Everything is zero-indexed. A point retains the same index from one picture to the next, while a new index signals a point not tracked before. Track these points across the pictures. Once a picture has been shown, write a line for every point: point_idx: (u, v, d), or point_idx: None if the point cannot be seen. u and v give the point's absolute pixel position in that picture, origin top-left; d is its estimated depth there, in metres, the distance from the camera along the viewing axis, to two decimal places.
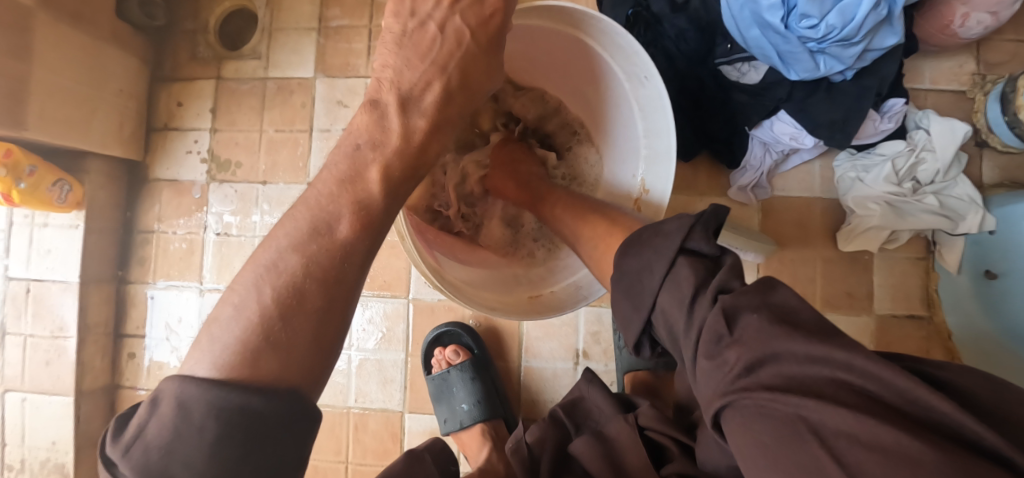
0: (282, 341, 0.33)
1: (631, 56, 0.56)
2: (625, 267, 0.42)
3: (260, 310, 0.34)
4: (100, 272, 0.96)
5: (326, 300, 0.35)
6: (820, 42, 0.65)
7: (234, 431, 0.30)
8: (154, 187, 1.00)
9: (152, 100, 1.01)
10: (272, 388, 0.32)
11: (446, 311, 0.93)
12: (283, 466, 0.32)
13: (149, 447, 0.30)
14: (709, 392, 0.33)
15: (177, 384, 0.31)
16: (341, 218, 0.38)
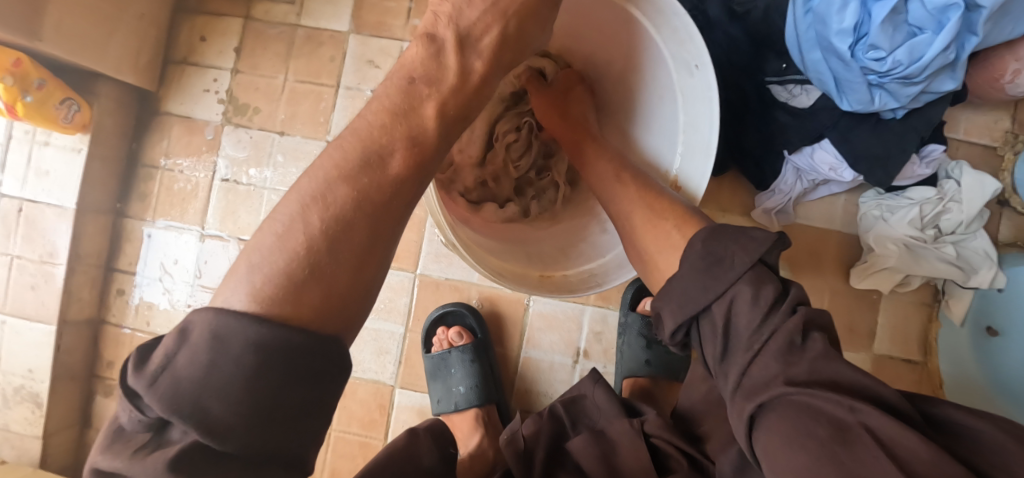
0: (326, 275, 0.30)
1: (683, 41, 0.54)
2: (710, 249, 0.40)
3: (306, 242, 0.30)
4: (98, 201, 0.92)
5: (372, 239, 0.32)
6: (882, 76, 0.65)
7: (281, 369, 0.27)
8: (164, 121, 0.96)
9: (173, 30, 0.96)
10: (311, 328, 0.29)
11: (452, 291, 0.91)
12: (316, 412, 0.29)
13: (179, 381, 0.26)
14: (761, 386, 0.35)
15: (213, 314, 0.27)
16: (394, 152, 0.34)
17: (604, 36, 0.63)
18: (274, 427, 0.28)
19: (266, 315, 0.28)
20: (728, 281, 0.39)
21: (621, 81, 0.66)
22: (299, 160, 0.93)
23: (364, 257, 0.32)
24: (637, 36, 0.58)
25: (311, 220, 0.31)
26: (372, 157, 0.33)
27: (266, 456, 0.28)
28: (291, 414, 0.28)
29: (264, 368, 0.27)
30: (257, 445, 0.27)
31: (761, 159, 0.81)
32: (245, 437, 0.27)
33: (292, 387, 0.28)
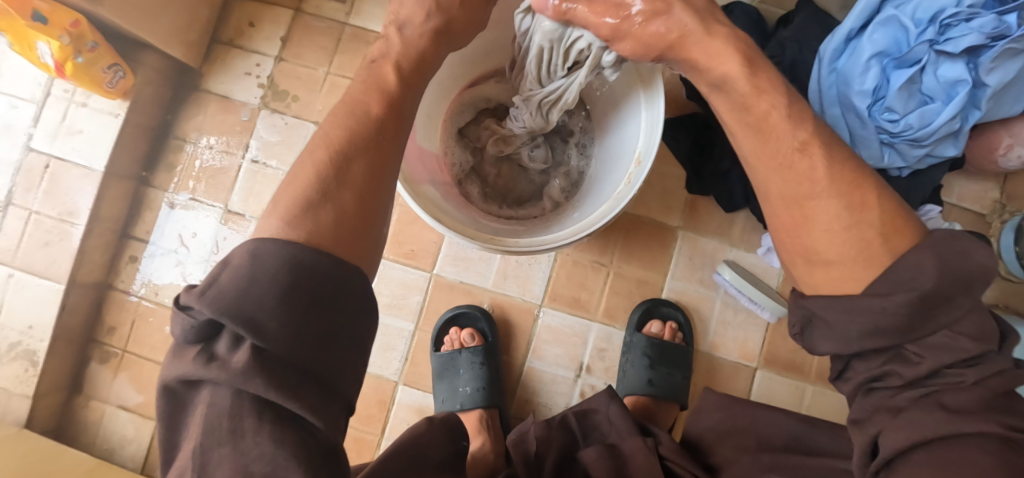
0: (332, 203, 0.38)
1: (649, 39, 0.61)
2: (895, 270, 0.38)
3: (313, 180, 0.39)
4: (125, 166, 0.93)
5: (367, 188, 0.40)
6: (894, 136, 0.70)
7: (311, 294, 0.34)
8: (202, 97, 0.97)
9: (224, 12, 0.99)
10: (324, 249, 0.36)
11: (465, 294, 0.93)
12: (344, 333, 0.36)
13: (224, 290, 0.33)
14: (933, 418, 0.36)
15: (251, 245, 0.35)
16: (372, 102, 0.43)
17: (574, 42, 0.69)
18: (309, 348, 0.34)
19: (295, 250, 0.35)
20: (960, 312, 0.36)
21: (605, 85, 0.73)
22: None
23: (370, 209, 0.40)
24: None
25: (320, 170, 0.39)
26: (360, 120, 0.42)
27: (302, 365, 0.33)
28: (323, 324, 0.35)
29: (294, 290, 0.34)
30: (296, 361, 0.33)
31: None
32: (288, 339, 0.33)
33: (320, 301, 0.35)
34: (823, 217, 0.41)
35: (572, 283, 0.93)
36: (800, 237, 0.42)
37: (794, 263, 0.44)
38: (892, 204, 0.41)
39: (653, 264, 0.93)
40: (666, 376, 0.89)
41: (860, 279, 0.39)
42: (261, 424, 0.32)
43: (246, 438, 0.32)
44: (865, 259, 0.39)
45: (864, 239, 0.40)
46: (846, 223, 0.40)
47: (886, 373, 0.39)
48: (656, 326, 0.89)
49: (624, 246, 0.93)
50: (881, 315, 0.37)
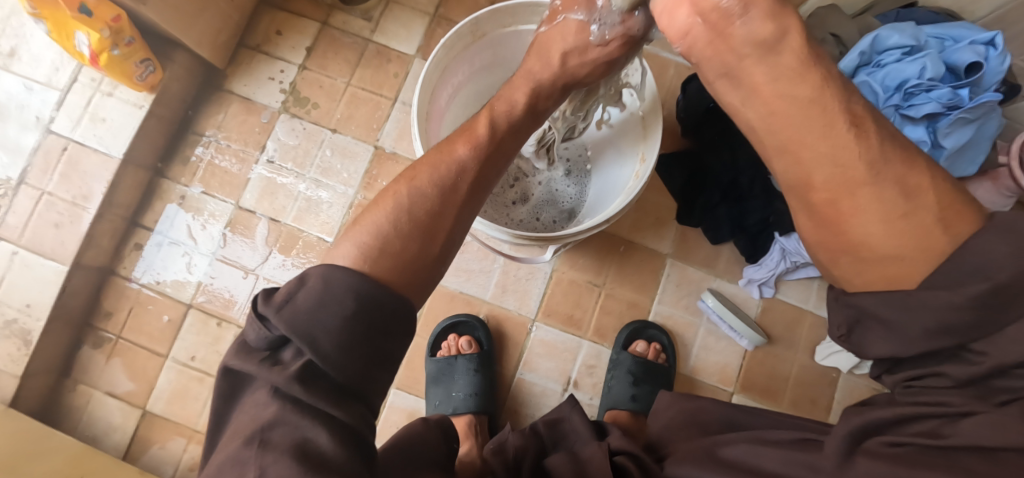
0: (406, 228, 0.39)
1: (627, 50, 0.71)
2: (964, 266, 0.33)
3: (397, 206, 0.40)
4: (143, 156, 0.96)
5: (440, 223, 0.41)
6: None
7: (375, 311, 0.36)
8: (224, 97, 1.02)
9: (254, 19, 1.04)
10: (392, 282, 0.38)
11: (464, 304, 0.97)
12: (389, 360, 0.38)
13: (298, 310, 0.35)
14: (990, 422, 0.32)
15: (324, 268, 0.36)
16: (462, 140, 0.45)
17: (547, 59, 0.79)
18: (364, 358, 0.36)
19: (364, 270, 0.37)
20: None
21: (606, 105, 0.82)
22: (345, 157, 1.00)
23: (446, 246, 0.41)
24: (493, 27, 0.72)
25: (400, 200, 0.41)
26: (452, 163, 0.43)
27: (349, 385, 0.36)
28: (372, 354, 0.36)
29: (359, 306, 0.35)
30: (350, 367, 0.35)
31: (756, 233, 0.95)
32: (343, 363, 0.35)
33: (375, 333, 0.36)
34: (875, 203, 0.35)
35: (567, 301, 0.98)
36: (847, 229, 0.36)
37: (836, 263, 0.38)
38: (960, 190, 0.36)
39: (643, 287, 0.99)
40: (649, 393, 0.93)
41: (919, 272, 0.34)
42: (318, 415, 0.34)
43: (302, 423, 0.34)
44: (927, 250, 0.34)
45: (933, 229, 0.34)
46: (903, 210, 0.34)
47: (931, 373, 0.35)
48: (642, 346, 0.94)
49: (617, 269, 0.99)
50: (944, 310, 0.33)
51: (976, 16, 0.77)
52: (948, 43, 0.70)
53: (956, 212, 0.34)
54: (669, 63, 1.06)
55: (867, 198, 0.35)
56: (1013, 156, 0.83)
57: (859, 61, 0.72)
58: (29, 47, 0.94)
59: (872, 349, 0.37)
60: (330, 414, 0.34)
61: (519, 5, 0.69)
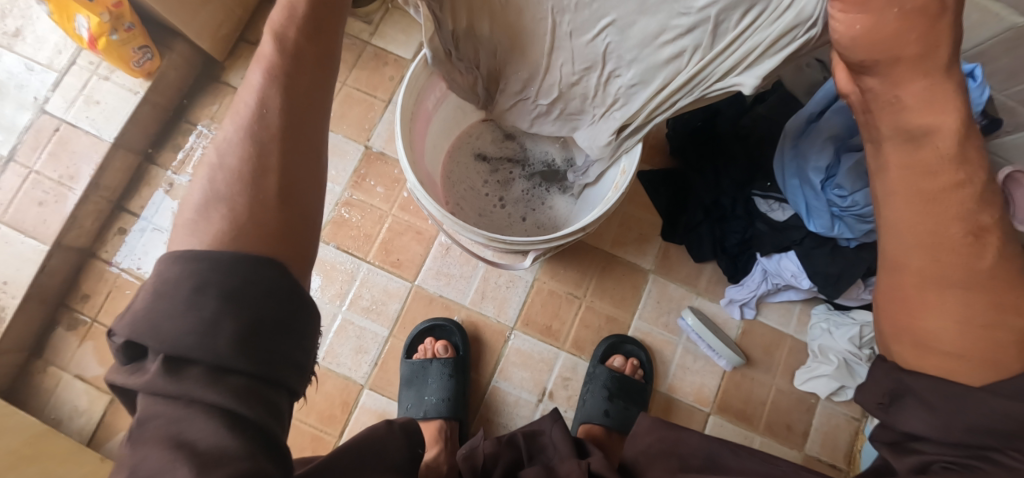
0: (257, 175, 0.38)
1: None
2: None
3: (235, 162, 0.38)
4: (134, 141, 0.97)
5: (261, 170, 0.38)
6: (842, 210, 0.76)
7: (221, 289, 0.34)
8: (221, 89, 1.03)
9: (256, 16, 1.06)
10: (245, 253, 0.36)
11: (442, 307, 0.97)
12: (269, 329, 0.35)
13: (138, 312, 0.34)
14: None
15: (162, 265, 0.35)
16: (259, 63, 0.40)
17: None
18: (229, 343, 0.33)
19: (189, 252, 0.35)
20: None
21: None
22: (334, 154, 1.01)
23: (286, 186, 0.39)
24: None
25: (214, 157, 0.39)
26: (250, 100, 0.39)
27: (221, 364, 0.33)
28: (235, 327, 0.33)
29: (197, 291, 0.33)
30: (216, 353, 0.32)
31: (737, 254, 0.94)
32: (200, 347, 0.32)
33: (228, 306, 0.33)
34: (974, 304, 0.38)
35: (546, 311, 0.98)
36: (917, 319, 0.40)
37: (898, 340, 0.41)
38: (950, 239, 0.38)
39: (622, 302, 0.99)
40: (623, 409, 0.92)
41: (971, 377, 0.37)
42: (195, 404, 0.31)
43: (184, 410, 0.31)
44: (994, 360, 0.37)
45: (996, 342, 0.37)
46: (980, 322, 0.38)
47: (966, 464, 0.36)
48: (619, 360, 0.94)
49: (598, 281, 0.99)
50: (1000, 412, 0.35)
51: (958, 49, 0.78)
52: None
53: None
54: None
55: (972, 300, 0.38)
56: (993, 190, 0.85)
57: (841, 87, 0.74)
58: (32, 28, 0.95)
59: (911, 402, 0.39)
60: (210, 406, 0.31)
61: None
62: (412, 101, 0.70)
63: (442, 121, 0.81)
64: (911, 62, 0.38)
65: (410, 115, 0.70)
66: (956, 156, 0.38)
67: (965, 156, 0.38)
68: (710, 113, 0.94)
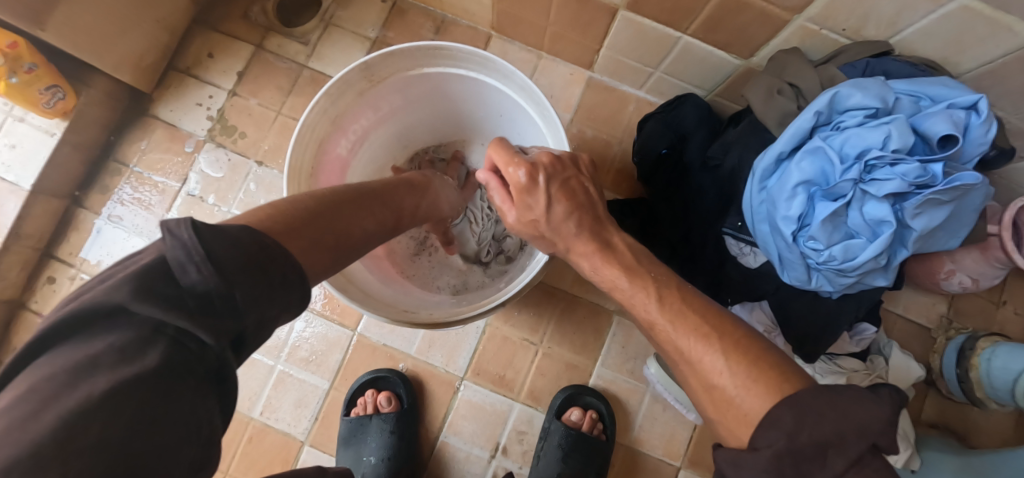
0: (298, 240, 0.40)
1: (512, 77, 0.62)
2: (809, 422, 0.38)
3: (273, 221, 0.40)
4: (57, 186, 0.91)
5: (275, 257, 0.36)
6: (818, 264, 0.64)
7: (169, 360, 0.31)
8: (150, 123, 0.96)
9: (185, 40, 0.98)
10: (266, 299, 0.35)
11: (387, 356, 0.90)
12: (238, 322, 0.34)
13: (125, 278, 0.31)
14: None
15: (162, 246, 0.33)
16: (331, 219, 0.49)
17: (454, 95, 0.70)
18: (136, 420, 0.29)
19: (183, 274, 0.32)
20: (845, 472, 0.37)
21: (489, 109, 0.72)
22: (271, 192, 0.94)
23: (310, 256, 0.40)
24: (449, 65, 0.64)
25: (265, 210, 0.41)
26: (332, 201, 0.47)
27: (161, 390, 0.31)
28: (226, 307, 0.33)
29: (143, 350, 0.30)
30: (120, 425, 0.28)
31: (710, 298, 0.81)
32: (207, 289, 0.32)
33: (245, 271, 0.34)
34: (709, 367, 0.45)
35: (499, 359, 0.90)
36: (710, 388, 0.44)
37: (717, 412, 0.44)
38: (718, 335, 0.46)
39: (584, 348, 0.90)
40: (579, 468, 0.85)
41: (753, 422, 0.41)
42: (132, 374, 0.29)
43: (91, 385, 0.28)
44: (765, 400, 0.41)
45: (735, 403, 0.43)
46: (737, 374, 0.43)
47: None
48: (576, 414, 0.86)
49: (557, 325, 0.91)
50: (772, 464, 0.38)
51: (964, 67, 0.65)
52: (924, 102, 0.60)
53: (756, 386, 0.42)
54: (630, 98, 0.97)
55: (707, 364, 0.45)
56: (1005, 226, 0.73)
57: (816, 121, 0.61)
58: None
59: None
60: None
61: (415, 48, 0.60)
62: (310, 158, 0.61)
63: (363, 168, 0.73)
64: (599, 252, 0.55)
65: (306, 175, 0.61)
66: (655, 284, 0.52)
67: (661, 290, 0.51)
68: (677, 138, 0.83)
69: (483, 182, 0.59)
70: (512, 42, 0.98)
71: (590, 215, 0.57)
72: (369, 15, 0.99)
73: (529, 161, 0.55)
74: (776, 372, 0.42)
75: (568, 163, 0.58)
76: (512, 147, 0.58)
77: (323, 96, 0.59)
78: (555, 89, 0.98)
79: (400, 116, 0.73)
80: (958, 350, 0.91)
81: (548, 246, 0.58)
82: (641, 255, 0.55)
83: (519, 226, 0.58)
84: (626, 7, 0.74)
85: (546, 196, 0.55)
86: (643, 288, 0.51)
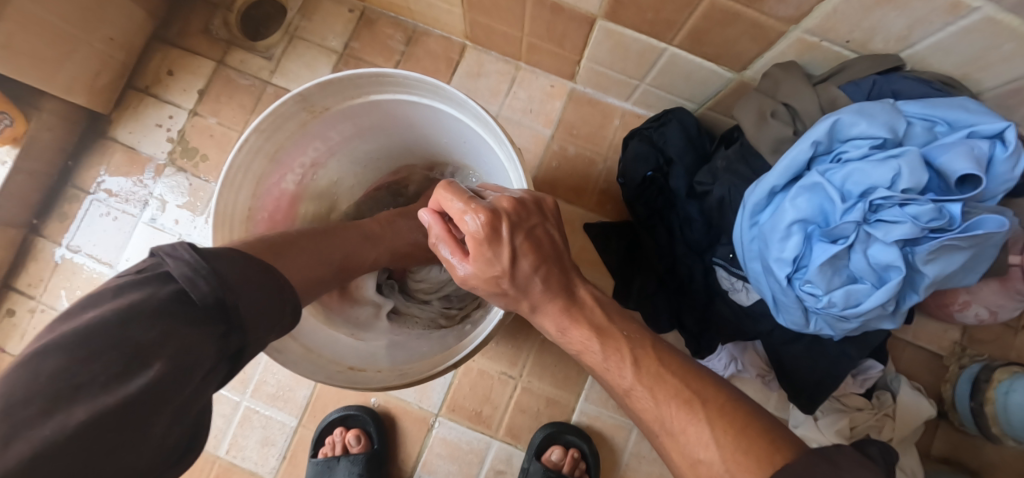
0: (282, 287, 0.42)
1: (463, 105, 0.58)
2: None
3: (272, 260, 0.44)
4: (11, 215, 0.87)
5: (269, 281, 0.41)
6: (817, 310, 0.57)
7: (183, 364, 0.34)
8: (108, 146, 0.92)
9: (143, 58, 0.94)
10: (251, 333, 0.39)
11: (357, 392, 0.85)
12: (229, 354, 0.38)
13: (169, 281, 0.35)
14: None
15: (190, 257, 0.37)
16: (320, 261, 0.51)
17: (412, 122, 0.67)
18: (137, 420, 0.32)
19: (194, 293, 0.35)
20: None
21: (448, 136, 0.67)
22: None
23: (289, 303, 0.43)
24: (397, 94, 0.61)
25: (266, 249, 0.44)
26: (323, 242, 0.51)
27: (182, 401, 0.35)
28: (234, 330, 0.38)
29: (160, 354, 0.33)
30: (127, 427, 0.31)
31: (696, 336, 0.76)
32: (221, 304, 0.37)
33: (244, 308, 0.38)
34: (694, 439, 0.36)
35: (475, 395, 0.84)
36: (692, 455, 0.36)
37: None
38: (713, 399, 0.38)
39: (566, 382, 0.85)
40: None
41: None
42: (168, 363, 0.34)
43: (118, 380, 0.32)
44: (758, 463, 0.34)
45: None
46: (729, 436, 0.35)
47: None
48: (557, 454, 0.80)
49: (537, 357, 0.85)
50: None
51: (984, 85, 0.57)
52: (939, 128, 0.53)
53: (747, 460, 0.34)
54: (614, 111, 0.90)
55: (691, 436, 0.37)
56: None
57: (814, 152, 0.54)
58: None
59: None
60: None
61: (356, 76, 0.57)
62: (246, 198, 0.60)
63: (316, 202, 0.71)
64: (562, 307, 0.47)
65: (242, 217, 0.59)
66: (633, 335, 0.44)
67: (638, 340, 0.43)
68: (662, 160, 0.76)
69: (426, 225, 0.50)
70: (488, 52, 0.92)
71: (556, 268, 0.48)
72: (334, 27, 0.93)
73: (489, 207, 0.46)
74: (766, 437, 0.35)
75: (532, 209, 0.49)
76: (464, 190, 0.49)
77: (254, 133, 0.56)
78: (534, 103, 0.91)
79: (355, 144, 0.70)
80: (973, 381, 0.84)
81: (510, 304, 0.49)
82: (612, 312, 0.47)
83: (474, 282, 0.49)
84: (604, 17, 0.65)
85: (510, 250, 0.46)
86: (616, 351, 0.43)
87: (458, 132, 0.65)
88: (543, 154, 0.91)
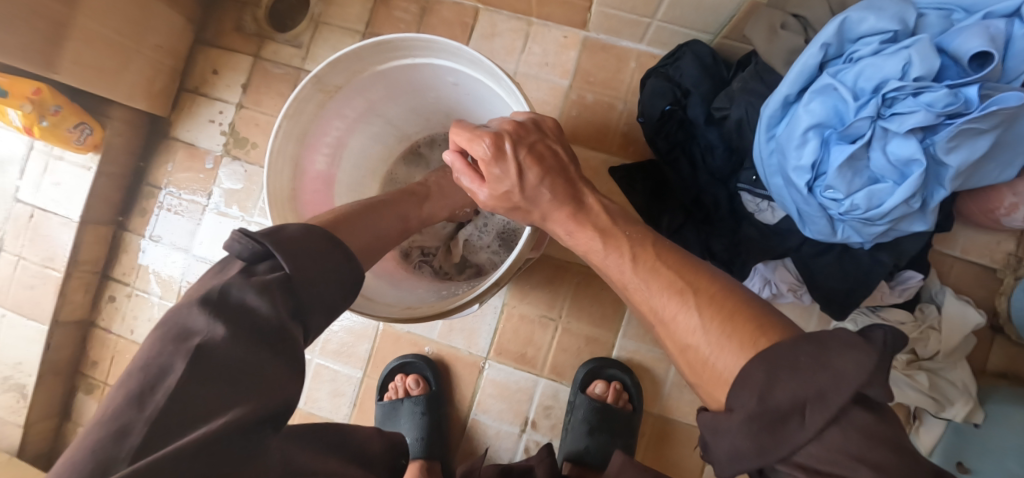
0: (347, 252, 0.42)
1: (459, 54, 0.61)
2: (794, 358, 0.34)
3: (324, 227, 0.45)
4: (101, 215, 0.99)
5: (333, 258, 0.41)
6: (841, 215, 0.58)
7: (267, 317, 0.35)
8: (171, 145, 1.02)
9: (190, 61, 1.03)
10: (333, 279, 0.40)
11: (411, 343, 0.93)
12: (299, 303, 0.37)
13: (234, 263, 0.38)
14: None
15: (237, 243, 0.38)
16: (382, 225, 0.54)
17: (415, 84, 0.71)
18: (236, 366, 0.33)
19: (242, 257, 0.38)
20: (842, 398, 0.32)
21: (458, 91, 0.72)
22: None
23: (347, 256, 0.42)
24: (402, 57, 0.65)
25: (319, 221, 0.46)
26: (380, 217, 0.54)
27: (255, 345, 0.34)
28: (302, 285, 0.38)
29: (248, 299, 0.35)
30: (225, 374, 0.32)
31: (728, 262, 0.76)
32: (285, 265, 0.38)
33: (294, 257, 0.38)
34: (683, 326, 0.40)
35: (519, 338, 0.90)
36: (690, 348, 0.39)
37: (698, 378, 0.39)
38: (717, 290, 0.41)
39: (604, 320, 0.89)
40: (607, 444, 0.84)
41: (729, 368, 0.36)
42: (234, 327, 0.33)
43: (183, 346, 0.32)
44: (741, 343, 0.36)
45: (709, 362, 0.38)
46: (718, 323, 0.38)
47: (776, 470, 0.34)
48: (600, 387, 0.85)
49: (573, 300, 0.89)
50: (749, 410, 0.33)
51: None
52: (956, 15, 0.53)
53: (729, 344, 0.37)
54: (629, 54, 0.91)
55: (681, 324, 0.40)
56: None
57: (825, 55, 0.55)
58: None
59: (717, 461, 0.36)
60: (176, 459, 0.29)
61: (360, 50, 0.62)
62: (288, 179, 0.66)
63: (349, 178, 0.77)
64: (569, 217, 0.51)
65: (288, 194, 0.66)
66: (642, 238, 0.48)
67: (650, 244, 0.47)
68: (680, 93, 0.77)
69: (450, 164, 0.56)
70: (500, 12, 0.95)
71: (563, 178, 0.52)
72: (353, 8, 0.99)
73: (491, 131, 0.51)
74: (753, 323, 0.37)
75: (531, 128, 0.54)
76: (473, 124, 0.55)
77: (283, 119, 0.63)
78: (549, 56, 0.93)
79: (373, 120, 0.75)
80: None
81: (525, 217, 0.54)
82: (617, 216, 0.51)
83: (492, 203, 0.55)
84: None
85: (514, 164, 0.51)
86: (616, 250, 0.47)
87: (463, 84, 0.69)
88: (562, 104, 0.93)
